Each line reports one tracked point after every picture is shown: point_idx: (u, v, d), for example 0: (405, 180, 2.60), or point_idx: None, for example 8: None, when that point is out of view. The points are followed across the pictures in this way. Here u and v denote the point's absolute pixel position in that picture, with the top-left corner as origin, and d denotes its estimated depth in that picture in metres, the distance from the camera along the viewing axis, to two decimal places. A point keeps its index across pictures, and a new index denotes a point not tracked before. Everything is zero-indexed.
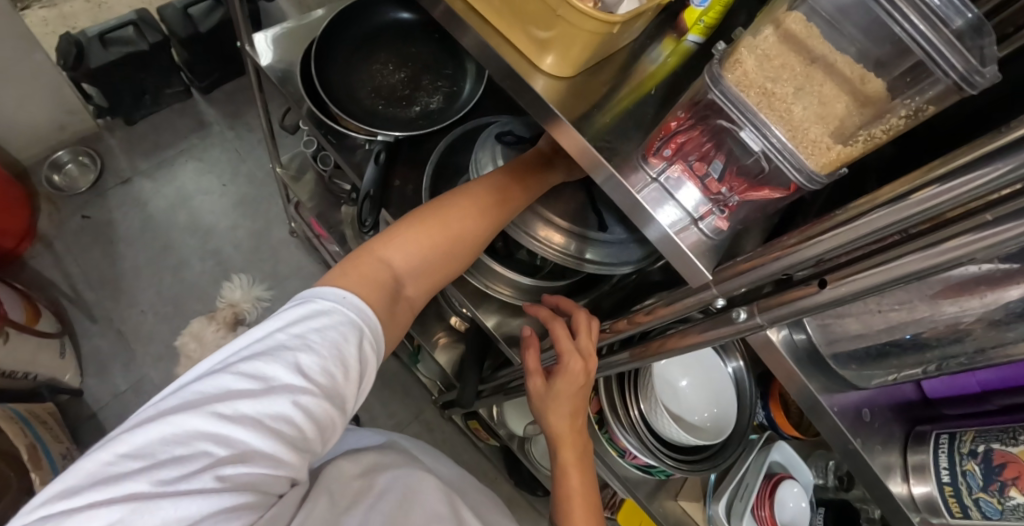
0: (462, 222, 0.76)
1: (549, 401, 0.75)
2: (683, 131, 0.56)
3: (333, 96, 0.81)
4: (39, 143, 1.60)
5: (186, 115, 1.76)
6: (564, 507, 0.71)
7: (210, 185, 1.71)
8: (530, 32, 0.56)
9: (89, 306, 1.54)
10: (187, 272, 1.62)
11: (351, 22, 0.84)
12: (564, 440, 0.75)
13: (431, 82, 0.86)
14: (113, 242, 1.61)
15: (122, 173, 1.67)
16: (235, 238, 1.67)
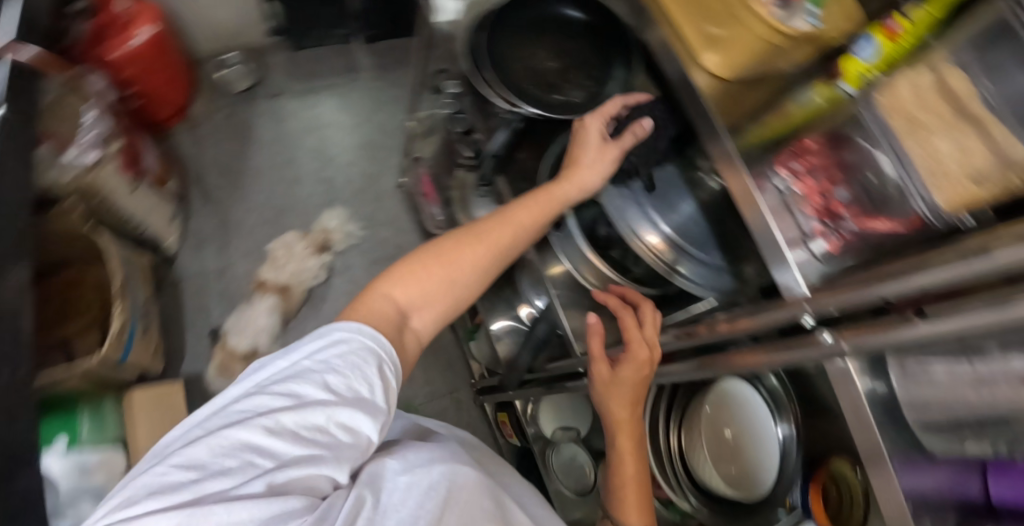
0: (474, 250, 0.79)
1: (613, 390, 0.82)
2: (818, 155, 0.62)
3: (493, 64, 0.87)
4: (221, 41, 1.79)
5: (340, 57, 1.85)
6: (620, 490, 0.77)
7: (342, 121, 1.80)
8: (704, 29, 0.67)
9: (208, 189, 1.70)
10: (298, 190, 1.72)
11: (524, 7, 0.90)
12: (621, 426, 0.82)
13: (579, 78, 0.91)
14: (247, 142, 1.75)
15: (274, 88, 1.81)
16: (348, 174, 1.74)
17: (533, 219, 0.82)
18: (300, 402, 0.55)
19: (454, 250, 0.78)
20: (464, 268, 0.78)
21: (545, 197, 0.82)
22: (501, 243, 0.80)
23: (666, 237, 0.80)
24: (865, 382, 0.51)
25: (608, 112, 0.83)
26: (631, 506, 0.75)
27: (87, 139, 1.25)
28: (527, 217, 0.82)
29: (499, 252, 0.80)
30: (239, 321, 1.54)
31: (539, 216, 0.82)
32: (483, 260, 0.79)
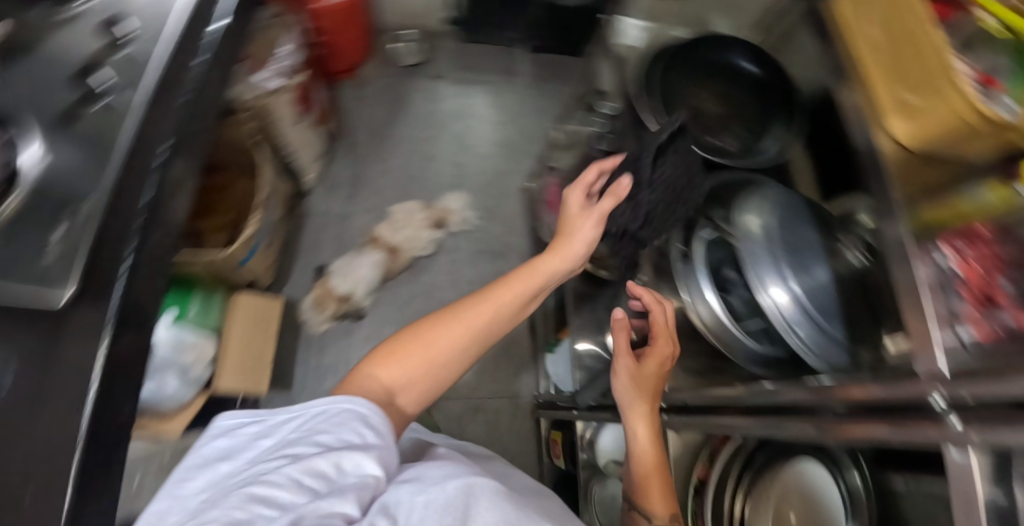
0: (448, 328, 0.71)
1: (637, 384, 0.82)
2: (977, 249, 0.57)
3: (664, 96, 0.91)
4: (407, 15, 1.76)
5: (501, 58, 1.79)
6: (645, 484, 0.75)
7: (489, 117, 1.73)
8: (898, 96, 0.66)
9: (354, 145, 1.65)
10: (432, 171, 1.64)
11: (701, 53, 0.97)
12: (642, 420, 0.80)
13: (738, 129, 0.96)
14: (399, 107, 1.71)
15: (438, 70, 1.76)
16: (483, 166, 1.66)
17: (515, 293, 0.76)
18: (292, 462, 0.48)
19: (436, 335, 0.70)
20: (443, 350, 0.69)
21: (527, 273, 0.79)
22: (486, 315, 0.73)
23: (796, 299, 0.70)
24: (989, 492, 0.38)
25: (585, 181, 0.89)
26: (654, 499, 0.74)
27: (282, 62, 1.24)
28: (513, 287, 0.77)
29: (482, 325, 0.73)
30: (343, 268, 1.49)
31: (524, 286, 0.78)
32: (466, 336, 0.71)
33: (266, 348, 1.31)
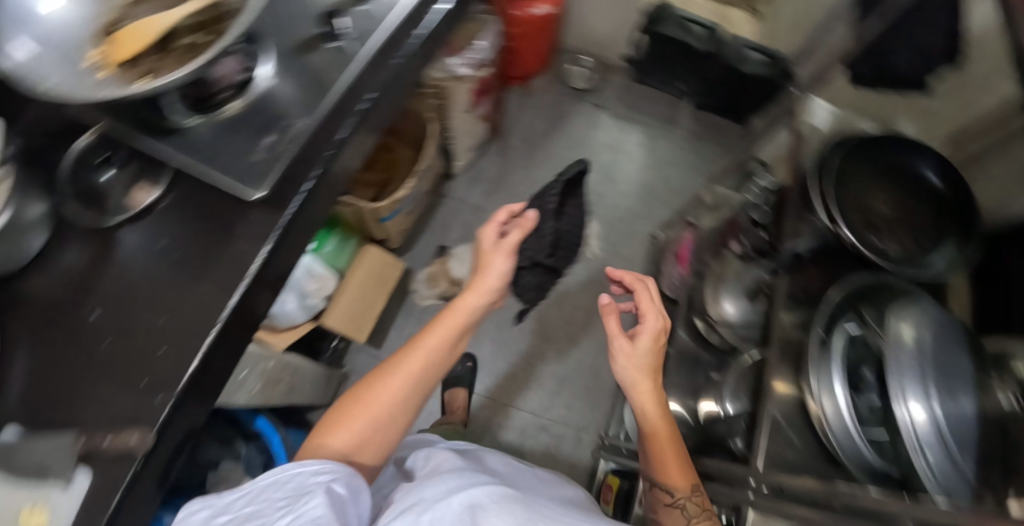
0: (386, 380, 0.73)
1: (637, 364, 0.83)
2: None
3: (838, 180, 0.86)
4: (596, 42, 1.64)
5: (664, 105, 1.63)
6: (662, 459, 0.78)
7: (637, 155, 1.57)
8: None
9: (505, 148, 1.56)
10: (565, 193, 1.52)
11: (884, 151, 0.93)
12: (648, 395, 0.81)
13: (907, 236, 0.88)
14: (557, 125, 1.60)
15: (602, 99, 1.63)
16: (621, 205, 1.51)
17: (437, 334, 0.76)
18: (291, 507, 0.54)
19: (374, 393, 0.72)
20: (386, 397, 0.72)
21: (451, 314, 0.79)
22: (415, 355, 0.75)
23: (936, 422, 0.64)
24: None
25: (489, 237, 0.91)
26: (671, 472, 0.77)
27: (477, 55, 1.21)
28: (433, 335, 0.76)
29: (420, 366, 0.74)
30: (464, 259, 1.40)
31: (445, 327, 0.77)
32: (402, 376, 0.73)
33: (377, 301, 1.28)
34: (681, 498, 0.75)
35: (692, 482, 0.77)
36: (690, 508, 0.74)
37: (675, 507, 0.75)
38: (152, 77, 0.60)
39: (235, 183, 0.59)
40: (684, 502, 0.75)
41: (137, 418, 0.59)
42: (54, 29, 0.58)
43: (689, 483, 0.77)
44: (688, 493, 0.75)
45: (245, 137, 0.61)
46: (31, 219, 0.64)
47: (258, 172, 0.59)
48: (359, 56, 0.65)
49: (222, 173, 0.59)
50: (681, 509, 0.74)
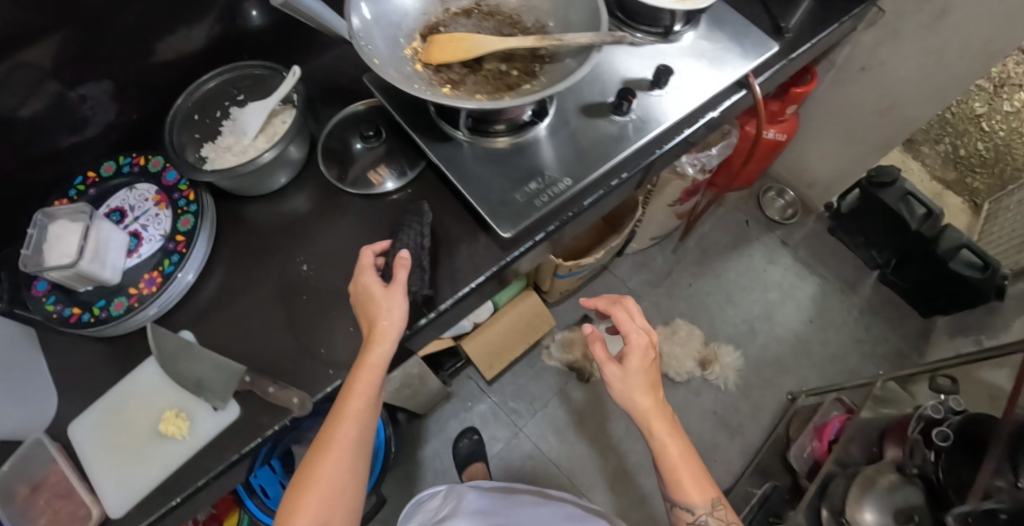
0: (327, 464, 0.51)
1: (632, 389, 0.58)
2: None
3: None
4: (824, 183, 1.25)
5: (853, 270, 1.25)
6: (674, 481, 0.57)
7: (806, 306, 1.19)
8: None
9: (676, 246, 1.24)
10: (718, 316, 1.17)
11: None
12: (655, 418, 0.57)
13: None
14: (740, 243, 1.26)
15: (792, 237, 1.28)
16: (774, 364, 1.13)
17: (362, 392, 0.53)
18: None
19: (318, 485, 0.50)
20: (339, 471, 0.52)
21: (364, 374, 0.53)
22: (350, 419, 0.52)
23: None
24: None
25: (369, 279, 0.56)
26: (688, 489, 0.57)
27: (710, 157, 0.93)
28: (358, 396, 0.53)
29: (360, 429, 0.53)
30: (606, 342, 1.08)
31: (371, 383, 0.53)
32: (344, 445, 0.52)
33: (520, 351, 0.94)
34: (703, 515, 0.57)
35: (714, 494, 0.57)
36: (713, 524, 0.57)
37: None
38: (451, 87, 0.59)
39: (487, 214, 0.57)
40: (706, 519, 0.57)
41: (298, 380, 0.59)
42: (393, 17, 0.62)
43: (709, 495, 0.57)
44: (709, 507, 0.57)
45: (509, 174, 0.60)
46: (288, 158, 0.66)
47: (513, 214, 0.57)
48: (636, 141, 0.63)
49: (477, 200, 0.58)
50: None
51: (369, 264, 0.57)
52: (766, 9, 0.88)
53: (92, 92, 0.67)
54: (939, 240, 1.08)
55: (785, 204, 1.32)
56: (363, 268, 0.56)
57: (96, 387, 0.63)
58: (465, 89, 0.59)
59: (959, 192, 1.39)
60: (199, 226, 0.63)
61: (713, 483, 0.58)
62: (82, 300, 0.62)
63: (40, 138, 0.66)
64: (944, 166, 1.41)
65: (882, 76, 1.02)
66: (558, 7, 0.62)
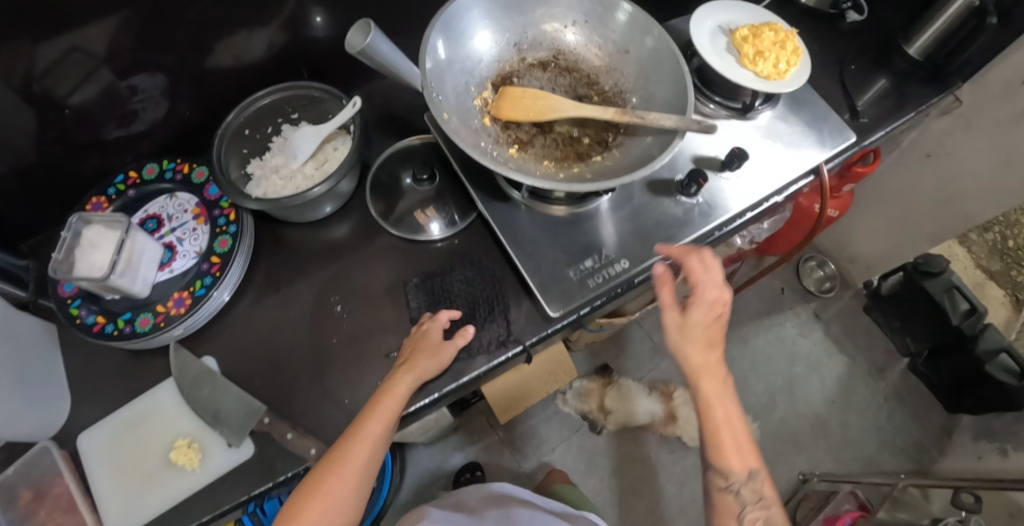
0: (335, 479, 0.48)
1: (682, 346, 0.51)
2: None
3: None
4: (867, 260, 1.21)
5: (883, 355, 1.22)
6: (714, 445, 0.51)
7: (829, 384, 1.18)
8: None
9: None
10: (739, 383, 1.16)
11: None
12: (707, 373, 0.51)
13: None
14: (770, 311, 1.24)
15: (825, 312, 1.25)
16: (789, 441, 1.12)
17: (383, 417, 0.50)
18: None
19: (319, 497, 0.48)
20: (344, 495, 0.49)
21: (387, 401, 0.51)
22: (367, 444, 0.50)
23: None
24: None
25: (434, 330, 0.55)
26: (729, 456, 0.51)
27: (761, 230, 0.88)
28: (377, 421, 0.50)
29: (375, 456, 0.50)
30: (626, 399, 1.06)
31: (393, 412, 0.51)
32: (356, 470, 0.49)
33: (536, 398, 0.94)
34: (738, 484, 0.51)
35: (754, 466, 0.51)
36: (745, 496, 0.51)
37: (728, 496, 0.51)
38: (519, 147, 0.56)
39: (538, 288, 0.55)
40: (739, 490, 0.51)
41: (316, 427, 0.56)
42: (467, 62, 0.59)
43: (749, 466, 0.51)
44: (747, 477, 0.51)
45: (566, 246, 0.57)
46: (338, 191, 0.64)
47: (565, 292, 0.55)
48: (700, 227, 0.60)
49: (529, 271, 0.56)
50: (735, 499, 0.50)
51: (438, 326, 0.55)
52: (842, 89, 0.85)
53: (144, 84, 0.65)
54: (978, 340, 1.05)
55: (824, 275, 1.29)
56: (436, 321, 0.55)
57: (113, 397, 0.61)
58: (532, 151, 0.56)
59: (1001, 283, 1.31)
60: (236, 249, 0.61)
61: (758, 455, 0.52)
62: (108, 307, 0.60)
63: (85, 127, 0.64)
64: (991, 255, 1.33)
65: (947, 165, 0.97)
66: (640, 75, 0.60)
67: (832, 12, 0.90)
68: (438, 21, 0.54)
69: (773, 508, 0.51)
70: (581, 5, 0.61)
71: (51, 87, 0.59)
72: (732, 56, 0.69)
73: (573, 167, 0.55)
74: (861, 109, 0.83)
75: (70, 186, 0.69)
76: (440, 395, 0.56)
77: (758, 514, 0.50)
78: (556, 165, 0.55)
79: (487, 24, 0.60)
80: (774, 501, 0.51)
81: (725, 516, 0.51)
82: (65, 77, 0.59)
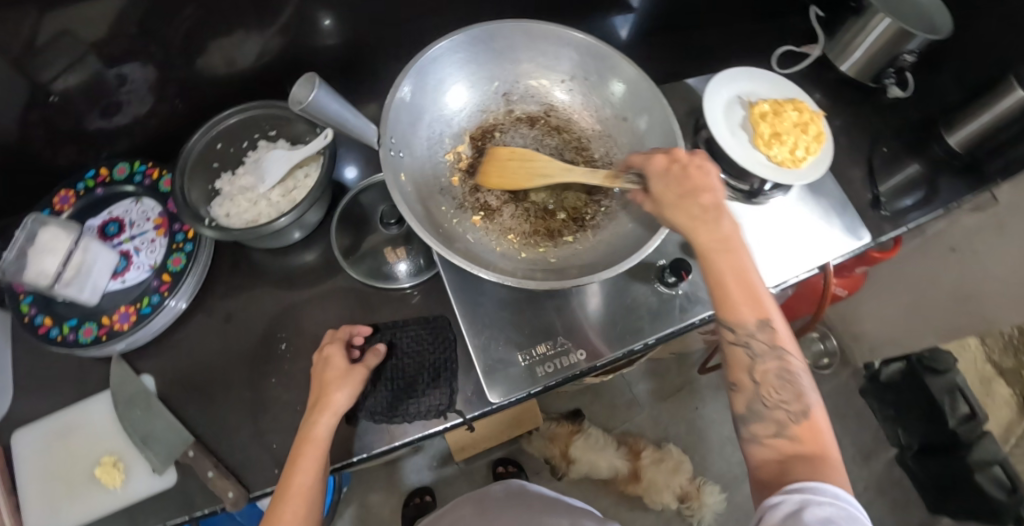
0: None
1: (673, 200, 0.46)
2: None
3: None
4: (871, 342, 1.15)
5: (870, 443, 1.16)
6: (718, 297, 0.44)
7: None
8: None
9: None
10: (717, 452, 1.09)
11: None
12: (703, 221, 0.45)
13: None
14: None
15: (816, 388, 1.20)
16: None
17: (312, 467, 0.47)
18: None
19: None
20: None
21: (309, 449, 0.48)
22: (302, 496, 0.46)
23: None
24: None
25: (334, 353, 0.52)
26: (735, 308, 0.44)
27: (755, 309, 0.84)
28: (306, 471, 0.47)
29: (309, 510, 0.46)
30: (592, 450, 1.01)
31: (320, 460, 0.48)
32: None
33: (511, 436, 0.99)
34: (748, 337, 0.43)
35: (768, 315, 0.44)
36: (757, 348, 0.43)
37: (738, 350, 0.44)
38: (483, 215, 0.54)
39: (483, 369, 0.54)
40: (749, 341, 0.43)
41: (241, 471, 0.55)
42: (445, 112, 0.56)
43: (761, 315, 0.44)
44: (759, 328, 0.43)
45: (523, 328, 0.55)
46: (305, 221, 0.61)
47: (510, 379, 0.53)
48: (676, 322, 0.57)
49: (476, 350, 0.54)
50: (746, 351, 0.43)
51: (333, 345, 0.53)
52: (866, 171, 0.78)
53: (133, 75, 0.62)
54: (973, 447, 0.99)
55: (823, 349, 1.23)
56: (333, 344, 0.53)
57: (50, 398, 0.60)
58: (498, 221, 0.54)
59: (1009, 381, 1.08)
60: (189, 269, 0.59)
61: (773, 304, 0.44)
62: (58, 310, 0.58)
63: (67, 114, 0.62)
64: (1004, 349, 1.07)
65: (969, 266, 0.90)
66: (633, 147, 0.55)
67: (872, 85, 0.83)
68: (413, 67, 0.51)
69: (792, 358, 0.43)
70: (582, 61, 0.56)
71: (32, 71, 0.56)
72: (746, 135, 0.64)
73: (538, 246, 0.52)
74: (883, 199, 0.75)
75: (45, 169, 0.67)
76: (368, 456, 0.54)
77: (769, 368, 0.43)
78: (520, 242, 0.53)
79: (475, 71, 0.57)
80: (792, 350, 0.44)
81: (735, 370, 0.44)
82: (49, 62, 0.56)
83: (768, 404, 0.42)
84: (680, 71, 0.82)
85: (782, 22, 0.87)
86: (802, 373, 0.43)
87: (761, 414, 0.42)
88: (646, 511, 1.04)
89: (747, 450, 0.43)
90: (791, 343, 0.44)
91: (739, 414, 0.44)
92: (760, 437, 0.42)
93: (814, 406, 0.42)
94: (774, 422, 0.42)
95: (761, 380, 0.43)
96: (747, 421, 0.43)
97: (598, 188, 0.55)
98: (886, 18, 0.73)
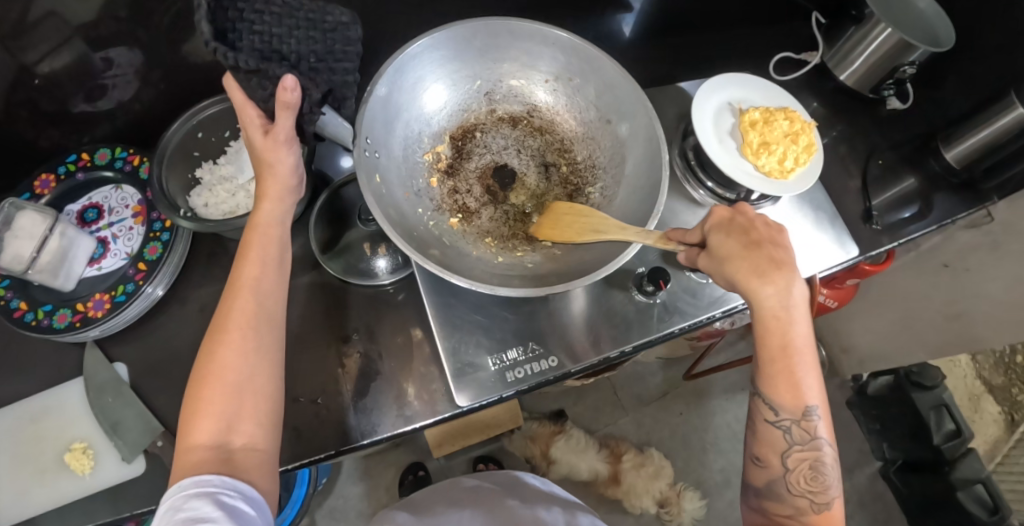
0: (235, 333, 0.44)
1: (740, 255, 0.44)
2: None
3: None
4: (863, 355, 1.14)
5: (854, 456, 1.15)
6: (766, 369, 0.44)
7: None
8: None
9: None
10: (699, 457, 1.09)
11: None
12: (767, 281, 0.43)
13: None
14: None
15: None
16: None
17: (258, 259, 0.46)
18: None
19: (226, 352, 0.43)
20: (266, 349, 0.45)
21: (257, 235, 0.46)
22: (248, 294, 0.45)
23: None
24: None
25: (250, 121, 0.44)
26: (780, 388, 0.44)
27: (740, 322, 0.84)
28: (252, 265, 0.46)
29: (265, 306, 0.45)
30: (573, 452, 1.01)
31: (268, 251, 0.46)
32: (249, 326, 0.44)
33: (476, 440, 0.99)
34: (789, 421, 0.44)
35: (811, 403, 0.44)
36: (795, 435, 0.44)
37: (776, 433, 0.44)
38: (461, 218, 0.55)
39: (451, 372, 0.54)
40: (788, 427, 0.44)
41: None
42: (423, 113, 0.56)
43: (804, 402, 0.44)
44: (798, 415, 0.44)
45: (495, 332, 0.55)
46: None
47: (479, 382, 0.53)
48: (654, 332, 0.56)
49: (446, 353, 0.54)
50: (785, 437, 0.44)
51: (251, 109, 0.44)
52: (861, 183, 0.76)
53: (120, 58, 0.61)
54: (955, 466, 0.99)
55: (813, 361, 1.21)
56: (240, 108, 0.44)
57: (23, 384, 0.60)
58: (476, 224, 0.54)
59: (998, 399, 1.07)
60: (165, 258, 0.59)
61: (820, 391, 0.44)
62: (34, 294, 0.58)
63: (51, 96, 0.61)
64: (995, 367, 1.08)
65: (961, 283, 0.88)
66: (615, 155, 0.56)
67: (872, 96, 0.81)
68: (393, 65, 0.51)
69: (828, 450, 0.44)
70: (568, 63, 0.56)
71: (16, 52, 0.55)
72: (734, 143, 0.63)
73: (516, 250, 0.53)
74: (876, 212, 0.74)
75: (25, 152, 0.65)
76: (337, 452, 0.54)
77: (806, 456, 0.44)
78: (498, 245, 0.53)
79: (457, 70, 0.57)
80: (830, 441, 0.44)
81: (767, 450, 0.45)
82: (32, 44, 0.55)
83: (793, 490, 0.44)
84: (676, 74, 0.81)
85: (783, 28, 0.85)
86: (834, 468, 0.44)
87: (782, 496, 0.44)
88: (624, 514, 1.04)
89: (758, 518, 0.47)
90: (830, 436, 0.44)
91: (758, 487, 0.46)
92: (771, 512, 0.45)
93: (835, 499, 0.44)
94: (795, 508, 0.44)
95: (793, 467, 0.44)
96: (764, 496, 0.46)
97: (578, 193, 0.56)
98: (889, 28, 0.71)
